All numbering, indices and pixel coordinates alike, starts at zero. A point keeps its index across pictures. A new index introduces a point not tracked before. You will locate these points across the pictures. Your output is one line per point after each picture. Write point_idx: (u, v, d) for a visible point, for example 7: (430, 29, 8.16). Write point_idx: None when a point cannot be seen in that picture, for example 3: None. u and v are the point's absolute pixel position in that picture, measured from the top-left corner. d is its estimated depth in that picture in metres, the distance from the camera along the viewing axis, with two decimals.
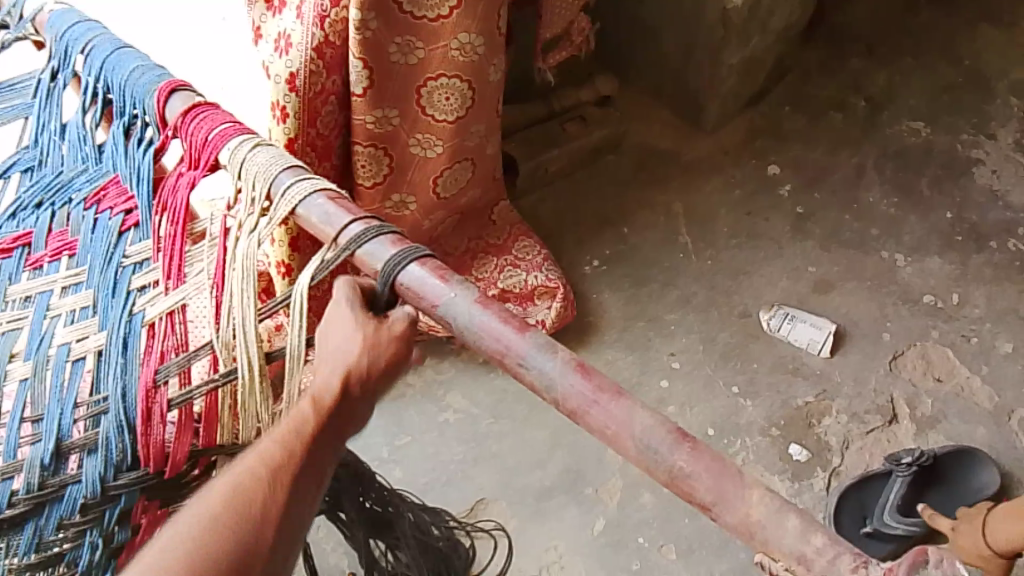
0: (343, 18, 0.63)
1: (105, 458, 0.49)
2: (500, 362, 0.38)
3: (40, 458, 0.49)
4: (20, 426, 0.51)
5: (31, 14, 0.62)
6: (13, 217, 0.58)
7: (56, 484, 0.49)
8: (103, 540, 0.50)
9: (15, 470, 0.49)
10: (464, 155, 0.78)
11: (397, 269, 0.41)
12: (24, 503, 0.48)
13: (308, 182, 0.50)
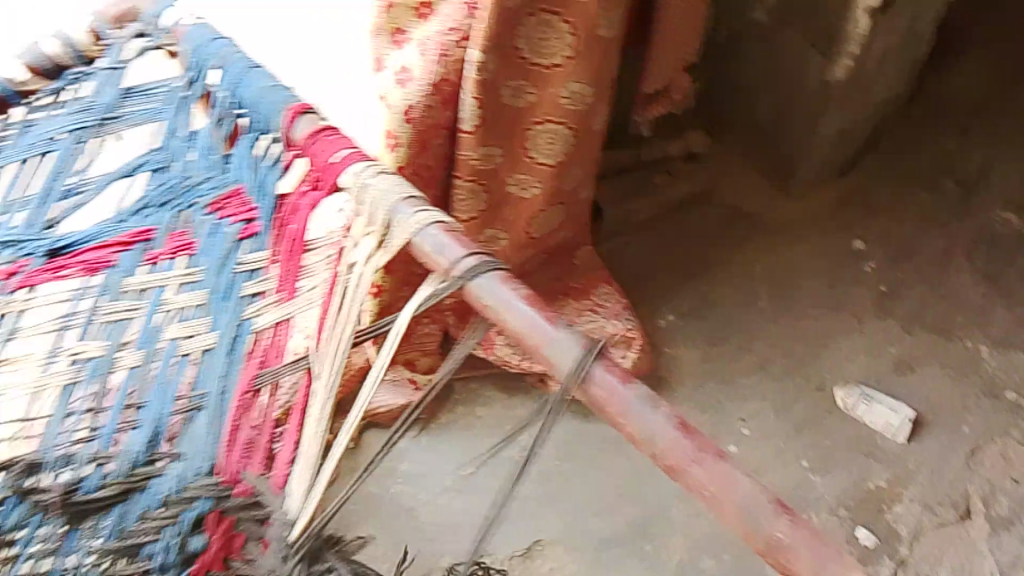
0: (463, 57, 0.65)
1: (194, 455, 0.52)
2: (602, 408, 0.41)
3: (133, 453, 0.52)
4: (122, 411, 0.54)
5: (170, 23, 0.64)
6: (137, 213, 0.61)
7: (143, 474, 0.51)
8: (177, 544, 0.48)
9: (109, 456, 0.51)
10: (559, 198, 0.79)
11: (507, 306, 0.45)
12: (111, 489, 0.50)
13: (423, 213, 0.51)
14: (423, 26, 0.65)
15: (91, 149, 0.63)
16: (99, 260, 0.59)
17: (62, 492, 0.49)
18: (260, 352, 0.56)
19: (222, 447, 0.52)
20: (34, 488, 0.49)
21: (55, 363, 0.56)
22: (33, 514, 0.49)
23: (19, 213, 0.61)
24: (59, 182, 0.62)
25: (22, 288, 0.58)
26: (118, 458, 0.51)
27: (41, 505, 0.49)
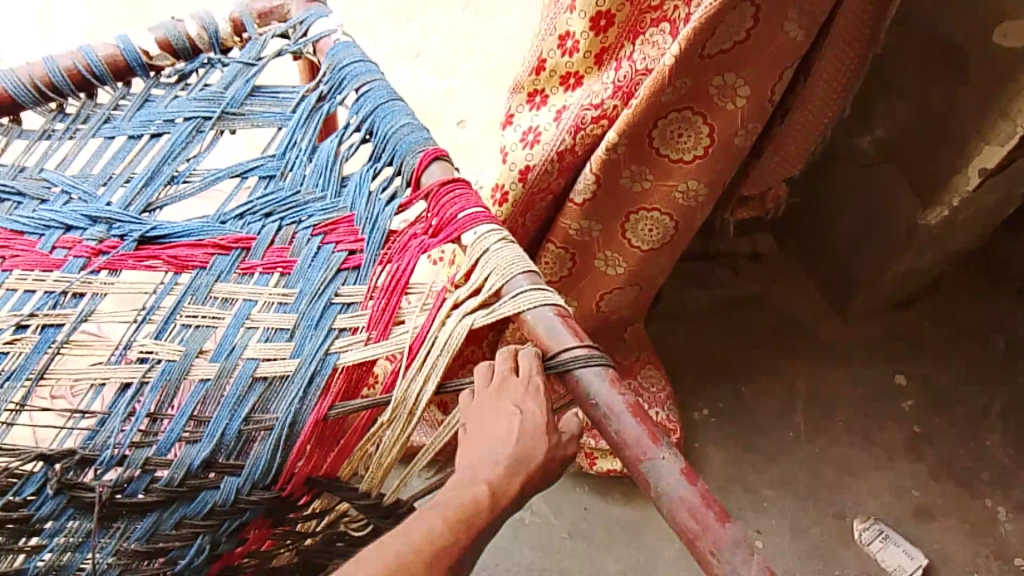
0: (595, 134, 0.64)
1: (253, 471, 0.49)
2: (689, 542, 0.37)
3: (191, 454, 0.49)
4: (185, 422, 0.50)
5: (315, 34, 0.66)
6: (240, 218, 0.60)
7: (196, 483, 0.49)
8: (211, 544, 0.51)
9: (162, 463, 0.49)
10: (640, 282, 0.78)
11: (610, 403, 0.43)
12: (156, 494, 0.49)
13: (541, 293, 0.49)
14: (566, 95, 0.65)
15: (205, 139, 0.61)
16: (192, 258, 0.58)
17: (109, 490, 0.48)
18: (337, 390, 0.51)
19: (286, 458, 0.50)
20: (79, 482, 0.48)
21: (125, 358, 0.52)
22: (69, 508, 0.48)
23: (119, 190, 0.60)
24: (168, 166, 0.60)
25: (106, 270, 0.56)
26: (172, 467, 0.49)
27: (83, 501, 0.48)
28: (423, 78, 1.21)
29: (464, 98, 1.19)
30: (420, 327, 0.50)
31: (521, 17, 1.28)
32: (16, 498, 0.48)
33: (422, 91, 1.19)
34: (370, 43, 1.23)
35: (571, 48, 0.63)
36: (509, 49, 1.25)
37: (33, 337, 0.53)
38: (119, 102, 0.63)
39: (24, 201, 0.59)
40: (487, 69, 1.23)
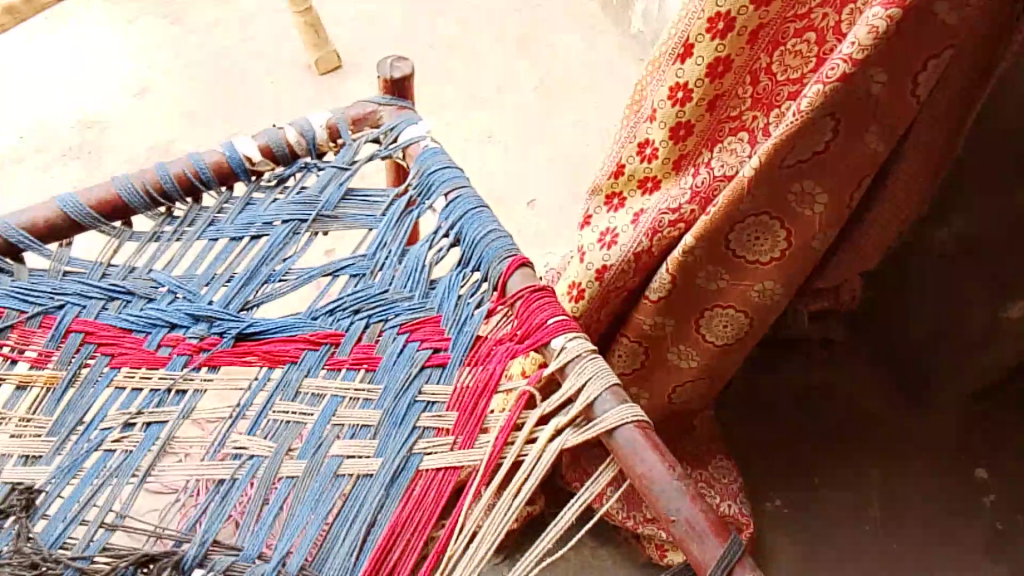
0: (672, 236, 0.64)
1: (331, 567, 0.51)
2: None
3: (263, 569, 0.51)
4: (270, 524, 0.53)
5: (404, 140, 0.68)
6: (330, 313, 0.62)
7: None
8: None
9: (242, 569, 0.51)
10: (713, 376, 0.77)
11: (695, 522, 0.47)
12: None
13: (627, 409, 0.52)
14: (644, 200, 0.66)
15: (299, 242, 0.65)
16: (283, 352, 0.60)
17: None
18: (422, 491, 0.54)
19: None
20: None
21: (220, 452, 0.56)
22: None
23: (221, 289, 0.63)
24: (265, 267, 0.63)
25: (206, 366, 0.60)
26: (247, 573, 0.51)
27: None
28: (492, 161, 1.24)
29: (532, 180, 1.22)
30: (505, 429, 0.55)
31: (587, 102, 1.32)
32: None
33: (491, 173, 1.22)
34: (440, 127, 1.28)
35: (650, 155, 0.63)
36: (576, 133, 1.28)
37: (138, 434, 0.57)
38: (222, 206, 0.66)
39: (133, 300, 0.62)
40: (555, 151, 1.25)
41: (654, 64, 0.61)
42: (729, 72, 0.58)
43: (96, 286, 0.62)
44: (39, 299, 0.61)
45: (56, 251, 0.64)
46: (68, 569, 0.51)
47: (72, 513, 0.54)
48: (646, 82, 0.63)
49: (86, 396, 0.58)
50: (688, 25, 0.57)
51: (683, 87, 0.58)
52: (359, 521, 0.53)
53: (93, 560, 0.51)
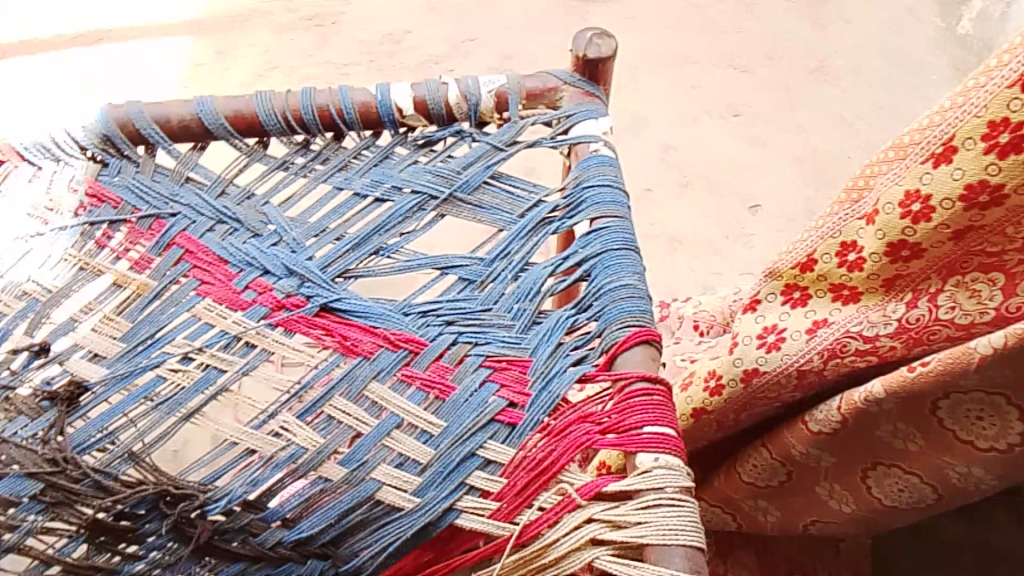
0: (855, 366, 0.49)
1: (346, 563, 0.49)
2: None
3: (284, 534, 0.50)
4: (291, 506, 0.50)
5: (576, 135, 0.58)
6: (422, 315, 0.54)
7: (285, 553, 0.50)
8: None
9: (261, 526, 0.51)
10: (863, 523, 0.62)
11: None
12: (248, 548, 0.51)
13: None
14: (833, 310, 0.50)
15: (423, 219, 0.57)
16: (360, 345, 0.54)
17: (209, 533, 0.50)
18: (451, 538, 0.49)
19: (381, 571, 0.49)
20: (187, 518, 0.50)
21: (266, 425, 0.52)
22: (169, 532, 0.51)
23: (326, 246, 0.58)
24: (377, 237, 0.57)
25: (281, 327, 0.55)
26: (266, 534, 0.51)
27: (185, 534, 0.51)
28: (723, 149, 1.23)
29: (757, 182, 1.20)
30: (546, 513, 0.46)
31: (823, 104, 1.28)
32: (127, 510, 0.50)
33: (714, 163, 1.22)
34: (656, 107, 1.28)
35: (853, 262, 0.48)
36: (802, 135, 1.24)
37: (195, 373, 0.54)
38: (360, 151, 0.61)
39: (240, 230, 0.59)
40: (786, 154, 1.23)
41: (897, 150, 0.46)
42: (998, 206, 0.41)
43: (209, 204, 0.60)
44: (155, 201, 0.60)
45: (183, 154, 0.62)
46: (93, 480, 0.51)
47: (109, 426, 0.53)
48: (879, 167, 0.47)
49: (164, 315, 0.56)
50: (959, 118, 0.41)
51: (923, 200, 0.43)
52: (378, 541, 0.49)
53: (121, 477, 0.51)
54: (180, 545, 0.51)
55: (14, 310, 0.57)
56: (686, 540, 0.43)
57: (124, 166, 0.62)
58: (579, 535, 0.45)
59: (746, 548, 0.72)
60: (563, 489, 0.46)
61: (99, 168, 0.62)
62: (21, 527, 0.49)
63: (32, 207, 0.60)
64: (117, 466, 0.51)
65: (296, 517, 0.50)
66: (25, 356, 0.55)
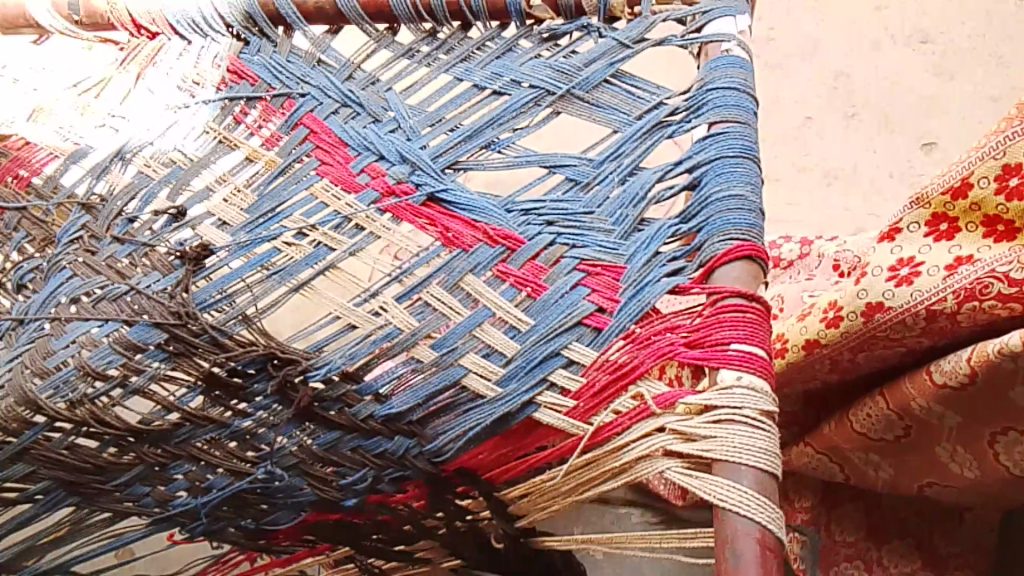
0: (995, 314, 0.44)
1: (431, 443, 0.50)
2: None
3: (375, 409, 0.51)
4: (386, 382, 0.51)
5: (708, 33, 0.55)
6: (524, 214, 0.53)
7: (376, 427, 0.51)
8: (373, 479, 0.52)
9: (355, 400, 0.51)
10: (991, 492, 0.56)
11: None
12: (343, 418, 0.51)
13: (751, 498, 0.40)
14: (982, 247, 0.45)
15: (538, 115, 0.56)
16: (460, 237, 0.54)
17: (309, 398, 0.51)
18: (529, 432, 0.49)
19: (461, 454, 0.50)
20: (291, 381, 0.51)
21: (366, 303, 0.54)
22: (273, 395, 0.52)
23: (441, 136, 0.58)
24: (489, 130, 0.56)
25: (390, 214, 0.56)
26: (357, 408, 0.51)
27: (289, 396, 0.52)
28: (900, 77, 1.11)
29: (940, 118, 1.08)
30: (619, 419, 0.45)
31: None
32: (239, 367, 0.52)
33: (890, 95, 1.10)
34: (836, 24, 1.15)
35: (1014, 189, 0.44)
36: (1002, 72, 1.09)
37: (307, 248, 0.56)
38: (485, 42, 0.60)
39: (361, 114, 0.60)
40: (979, 90, 1.09)
41: None
42: None
43: (337, 88, 0.61)
44: (287, 82, 0.63)
45: (317, 38, 0.65)
46: (210, 336, 0.53)
47: (228, 289, 0.55)
48: None
49: (287, 191, 0.58)
50: None
51: None
52: (460, 426, 0.50)
53: (235, 336, 0.53)
54: (283, 408, 0.52)
55: (160, 176, 0.61)
56: (758, 461, 0.41)
57: (263, 46, 0.66)
58: (650, 444, 0.44)
59: (855, 503, 0.70)
60: (639, 395, 0.45)
61: (242, 46, 0.66)
62: (145, 371, 0.52)
63: (182, 80, 0.66)
64: (231, 327, 0.54)
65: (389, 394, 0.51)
66: (164, 219, 0.59)
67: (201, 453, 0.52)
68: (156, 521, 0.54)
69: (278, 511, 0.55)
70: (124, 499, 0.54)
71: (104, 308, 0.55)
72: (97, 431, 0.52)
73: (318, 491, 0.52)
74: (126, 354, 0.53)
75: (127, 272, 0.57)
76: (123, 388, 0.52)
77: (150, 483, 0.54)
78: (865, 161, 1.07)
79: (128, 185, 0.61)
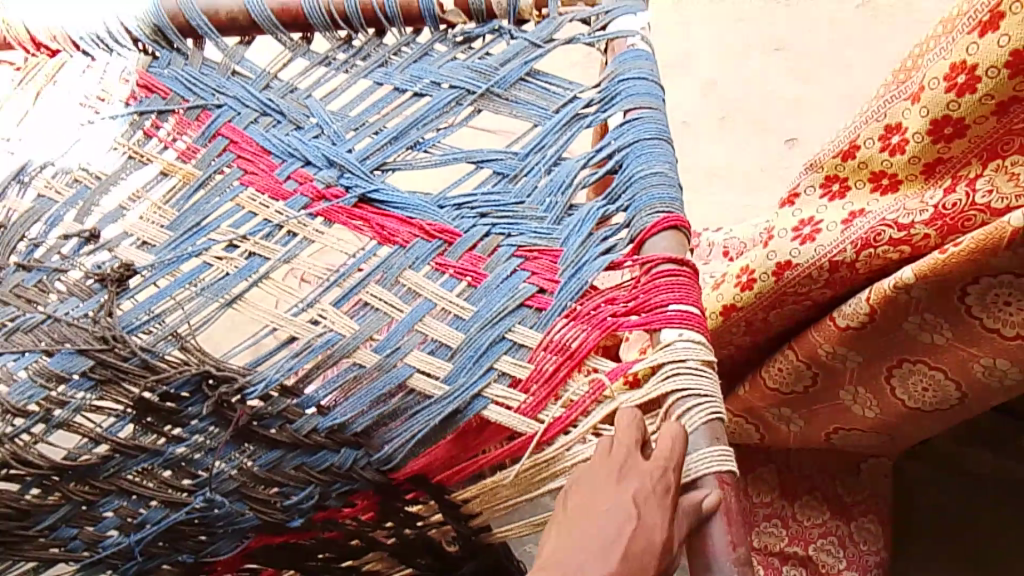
0: (887, 258, 0.50)
1: (378, 451, 0.51)
2: None
3: (318, 422, 0.50)
4: (326, 394, 0.51)
5: (612, 31, 0.61)
6: (457, 207, 0.55)
7: (320, 442, 0.50)
8: (320, 496, 0.51)
9: (296, 413, 0.50)
10: (889, 432, 0.63)
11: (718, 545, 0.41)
12: (285, 435, 0.50)
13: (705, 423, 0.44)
14: (872, 201, 0.53)
15: (460, 114, 0.59)
16: (395, 234, 0.55)
17: (249, 417, 0.49)
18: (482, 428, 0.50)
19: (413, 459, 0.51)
20: (228, 401, 0.49)
21: (303, 312, 0.53)
22: (212, 415, 0.50)
23: (365, 140, 0.59)
24: (414, 131, 0.58)
25: (322, 218, 0.56)
26: (302, 420, 0.50)
27: (227, 416, 0.49)
28: (762, 82, 1.21)
29: (801, 115, 1.18)
30: (576, 402, 0.48)
31: (876, 37, 1.23)
32: (172, 390, 0.49)
33: (760, 97, 1.20)
34: (700, 42, 1.26)
35: (896, 145, 0.51)
36: (848, 72, 1.20)
37: (239, 260, 0.55)
38: (400, 47, 0.63)
39: (282, 122, 0.61)
40: (831, 91, 1.19)
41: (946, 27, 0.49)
42: None
43: (255, 98, 0.62)
44: (201, 94, 0.63)
45: (230, 48, 0.65)
46: (140, 359, 0.49)
47: (156, 309, 0.53)
48: (927, 48, 0.50)
49: (209, 203, 0.57)
50: None
51: (969, 70, 0.45)
52: (410, 429, 0.50)
53: (167, 357, 0.50)
54: (221, 429, 0.50)
55: (64, 198, 0.59)
56: (709, 415, 0.45)
57: (174, 59, 0.65)
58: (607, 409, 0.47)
59: (769, 466, 0.75)
60: (594, 373, 0.48)
61: (151, 60, 0.66)
62: (70, 402, 0.49)
63: (85, 97, 0.64)
64: (162, 347, 0.50)
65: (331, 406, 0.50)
66: (75, 241, 0.56)
67: (134, 486, 0.49)
68: (86, 565, 0.51)
69: (218, 541, 0.53)
70: (49, 544, 0.50)
71: (18, 340, 0.50)
72: (19, 473, 0.48)
73: (261, 515, 0.51)
74: (48, 386, 0.49)
75: (38, 298, 0.53)
76: (47, 422, 0.49)
77: (76, 524, 0.50)
78: (737, 159, 1.15)
79: (29, 209, 0.58)
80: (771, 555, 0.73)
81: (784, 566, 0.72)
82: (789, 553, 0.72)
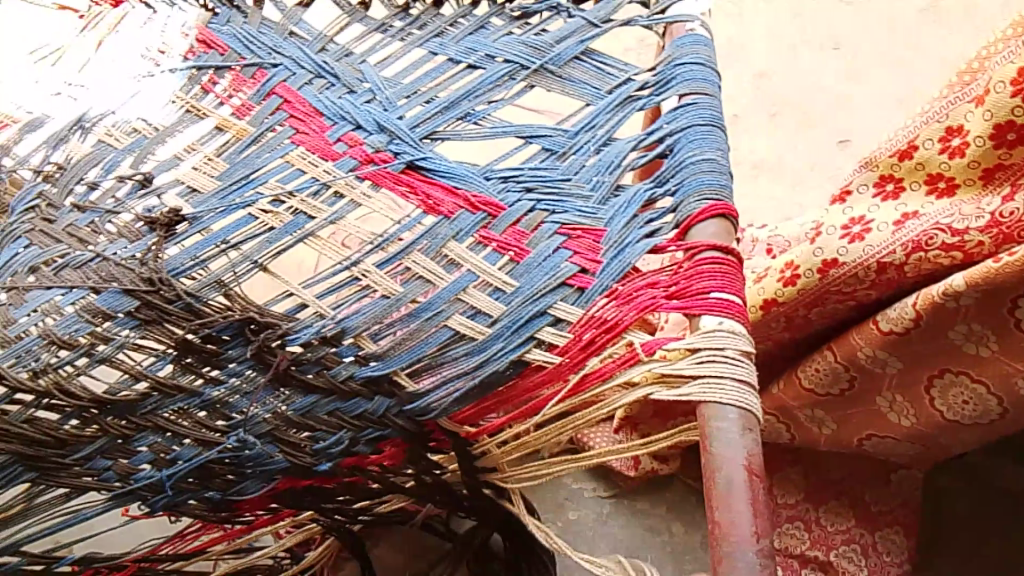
0: (938, 263, 0.51)
1: (410, 404, 0.51)
2: None
3: (359, 368, 0.52)
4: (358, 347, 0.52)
5: (671, 15, 0.61)
6: (503, 181, 0.55)
7: (355, 389, 0.52)
8: (349, 441, 0.53)
9: (334, 361, 0.52)
10: (923, 443, 0.62)
11: (740, 538, 0.41)
12: (322, 380, 0.51)
13: (736, 419, 0.44)
14: (926, 203, 0.52)
15: (512, 88, 0.59)
16: (441, 204, 0.55)
17: (289, 362, 0.50)
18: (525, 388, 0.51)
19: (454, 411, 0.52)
20: (269, 346, 0.50)
21: (348, 269, 0.53)
22: (251, 360, 0.51)
23: (416, 108, 0.59)
24: (466, 103, 0.58)
25: (369, 181, 0.56)
26: (340, 368, 0.52)
27: (266, 362, 0.51)
28: (817, 79, 1.19)
29: (852, 116, 1.16)
30: (606, 365, 0.48)
31: (939, 41, 1.20)
32: (213, 334, 0.50)
33: (814, 95, 1.18)
34: (755, 33, 1.24)
35: (956, 147, 0.51)
36: (906, 75, 1.18)
37: (285, 217, 0.55)
38: (457, 19, 0.64)
39: (336, 85, 0.61)
40: (886, 94, 1.17)
41: (1015, 29, 0.49)
42: None
43: (310, 59, 0.62)
44: (258, 52, 0.63)
45: (289, 10, 0.66)
46: (185, 303, 0.50)
47: (201, 256, 0.53)
48: (994, 49, 0.50)
49: (261, 158, 0.58)
50: None
51: None
52: (443, 389, 0.51)
53: (211, 302, 0.51)
54: (259, 373, 0.52)
55: (123, 145, 0.60)
56: (743, 403, 0.44)
57: (233, 16, 0.66)
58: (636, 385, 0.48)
59: (796, 467, 0.75)
60: (629, 344, 0.48)
61: (210, 16, 0.67)
62: (114, 339, 0.50)
63: (147, 49, 0.65)
64: (206, 293, 0.51)
65: (371, 355, 0.51)
66: (129, 185, 0.57)
67: (169, 423, 0.51)
68: (118, 495, 0.53)
69: (246, 480, 0.55)
70: (84, 473, 0.52)
71: (67, 276, 0.52)
72: (60, 403, 0.50)
73: (291, 458, 0.53)
74: (94, 322, 0.51)
75: (89, 239, 0.54)
76: (89, 357, 0.50)
77: (111, 456, 0.52)
78: (784, 155, 1.14)
79: (88, 154, 0.59)
80: (790, 556, 0.73)
81: (803, 569, 0.73)
82: (809, 557, 0.73)
